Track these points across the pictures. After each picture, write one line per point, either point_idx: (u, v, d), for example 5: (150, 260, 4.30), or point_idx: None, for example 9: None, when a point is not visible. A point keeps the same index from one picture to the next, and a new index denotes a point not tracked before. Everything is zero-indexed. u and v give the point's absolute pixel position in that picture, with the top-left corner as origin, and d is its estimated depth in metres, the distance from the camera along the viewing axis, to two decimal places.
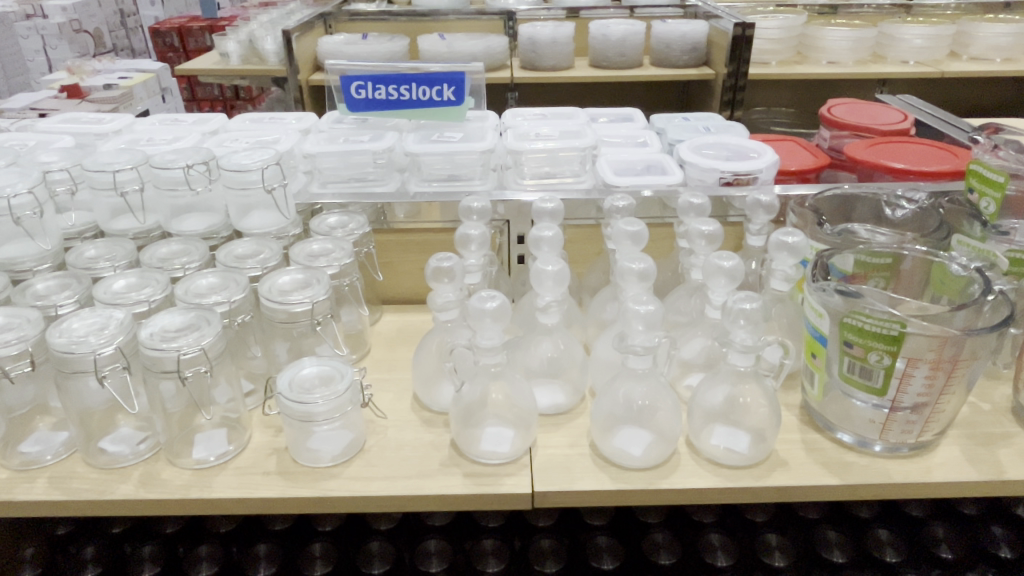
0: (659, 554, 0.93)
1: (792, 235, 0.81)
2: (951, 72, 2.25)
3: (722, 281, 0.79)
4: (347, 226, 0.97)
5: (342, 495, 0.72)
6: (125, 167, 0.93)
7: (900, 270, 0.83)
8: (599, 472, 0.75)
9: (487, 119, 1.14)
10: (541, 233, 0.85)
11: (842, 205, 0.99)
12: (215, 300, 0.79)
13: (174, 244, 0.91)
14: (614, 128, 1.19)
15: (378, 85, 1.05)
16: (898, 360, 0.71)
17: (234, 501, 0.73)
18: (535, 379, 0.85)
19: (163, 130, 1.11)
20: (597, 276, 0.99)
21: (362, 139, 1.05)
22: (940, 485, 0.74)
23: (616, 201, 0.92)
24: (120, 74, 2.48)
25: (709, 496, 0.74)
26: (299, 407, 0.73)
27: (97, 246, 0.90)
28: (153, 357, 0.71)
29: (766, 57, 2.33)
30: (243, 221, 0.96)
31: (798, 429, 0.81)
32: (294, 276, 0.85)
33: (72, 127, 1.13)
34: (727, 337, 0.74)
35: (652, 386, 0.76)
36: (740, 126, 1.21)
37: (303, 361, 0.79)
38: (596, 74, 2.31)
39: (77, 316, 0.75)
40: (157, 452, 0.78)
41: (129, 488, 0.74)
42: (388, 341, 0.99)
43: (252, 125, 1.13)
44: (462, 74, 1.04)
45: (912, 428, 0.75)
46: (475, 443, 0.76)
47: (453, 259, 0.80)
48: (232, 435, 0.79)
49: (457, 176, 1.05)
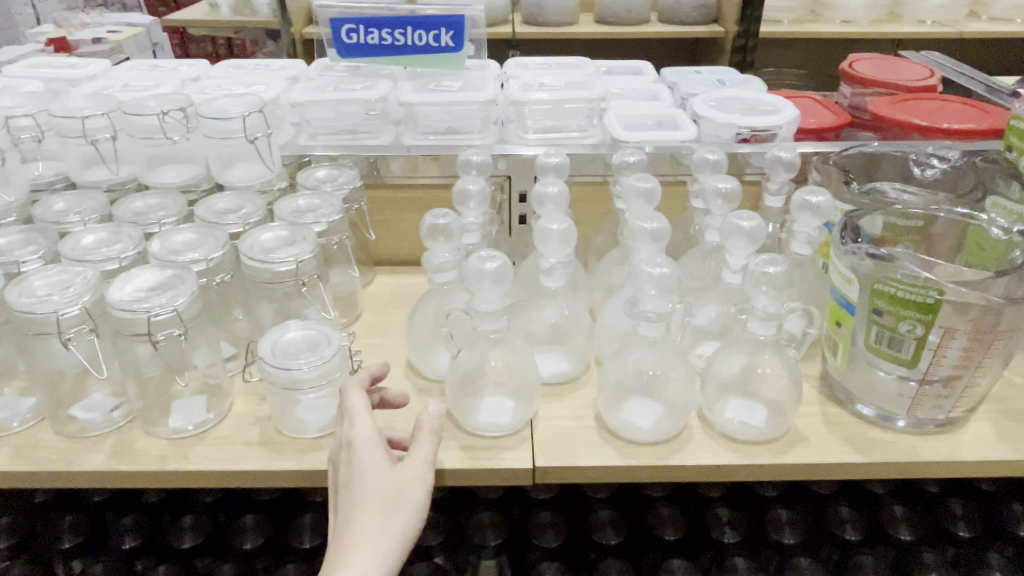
0: (664, 529, 0.89)
1: (817, 194, 0.75)
2: (969, 32, 2.15)
3: (740, 243, 0.73)
4: (337, 180, 0.90)
5: (328, 469, 0.67)
6: (96, 113, 0.86)
7: (931, 234, 0.77)
8: (606, 447, 0.70)
9: (488, 69, 1.06)
10: (545, 189, 0.79)
11: (868, 163, 0.92)
12: (192, 257, 0.73)
13: (151, 198, 0.84)
14: (624, 80, 1.11)
15: (370, 29, 0.97)
16: (932, 331, 0.66)
17: (213, 474, 0.68)
18: (536, 346, 0.80)
19: (141, 77, 1.03)
20: (605, 237, 0.93)
21: (354, 87, 0.97)
22: (971, 465, 0.69)
23: (625, 156, 0.86)
24: (109, 26, 2.35)
25: (723, 473, 0.69)
26: (283, 373, 0.67)
27: (67, 199, 0.84)
28: (123, 320, 0.65)
29: (779, 15, 2.22)
30: (225, 173, 0.89)
31: (818, 401, 0.75)
32: (278, 234, 0.78)
33: (41, 73, 1.05)
34: (748, 304, 0.68)
35: (664, 354, 0.70)
36: (757, 80, 1.13)
37: (288, 324, 0.73)
38: (602, 31, 2.20)
39: (40, 273, 0.69)
40: (132, 420, 0.73)
41: (101, 458, 0.68)
42: (382, 304, 0.93)
43: (236, 72, 1.06)
44: (462, 18, 0.96)
45: (943, 403, 0.69)
46: (472, 414, 0.71)
47: (450, 215, 0.75)
48: (213, 402, 0.74)
49: (456, 128, 0.98)
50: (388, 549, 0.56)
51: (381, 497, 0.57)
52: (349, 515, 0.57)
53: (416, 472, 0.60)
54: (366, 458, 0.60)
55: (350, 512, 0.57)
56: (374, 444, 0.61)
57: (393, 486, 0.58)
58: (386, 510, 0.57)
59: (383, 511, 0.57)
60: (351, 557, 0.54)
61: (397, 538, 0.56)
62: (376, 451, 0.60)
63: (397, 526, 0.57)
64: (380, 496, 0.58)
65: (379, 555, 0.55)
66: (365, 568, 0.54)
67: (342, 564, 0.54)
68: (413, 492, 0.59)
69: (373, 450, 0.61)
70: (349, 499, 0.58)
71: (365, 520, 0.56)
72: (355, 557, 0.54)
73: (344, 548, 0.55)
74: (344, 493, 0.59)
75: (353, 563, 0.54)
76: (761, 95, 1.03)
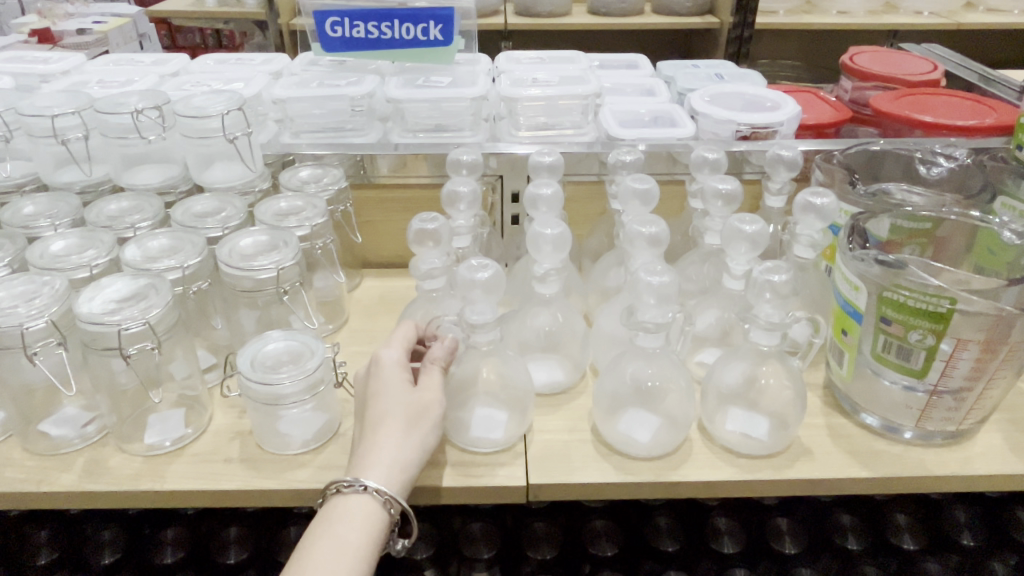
0: (662, 541, 0.86)
1: (821, 196, 0.72)
2: (967, 24, 2.12)
3: (742, 248, 0.70)
4: (322, 180, 0.87)
5: (311, 489, 0.64)
6: (66, 112, 0.82)
7: (939, 237, 0.74)
8: (603, 462, 0.67)
9: (478, 63, 1.03)
10: (538, 191, 0.75)
11: (871, 162, 0.89)
12: (167, 265, 0.69)
13: (125, 201, 0.80)
14: (619, 75, 1.08)
15: (356, 22, 0.93)
16: (944, 341, 0.63)
17: (189, 494, 0.64)
18: (530, 354, 0.76)
19: (116, 72, 0.99)
20: (600, 239, 0.90)
21: (339, 83, 0.93)
22: (982, 478, 0.66)
23: (621, 155, 0.83)
24: (93, 17, 2.28)
25: (724, 488, 0.66)
26: (264, 387, 0.64)
27: (37, 202, 0.80)
28: (91, 333, 0.62)
29: (774, 6, 2.18)
30: (203, 174, 0.85)
31: (822, 412, 0.73)
32: (258, 238, 0.75)
33: (12, 67, 1.00)
34: (750, 313, 0.65)
35: (663, 365, 0.67)
36: (756, 74, 1.10)
37: (269, 335, 0.70)
38: (596, 22, 2.16)
39: (5, 283, 0.65)
40: (105, 435, 0.69)
41: (71, 478, 0.65)
42: (369, 309, 0.90)
43: (217, 67, 1.02)
44: (451, 11, 0.92)
45: (953, 415, 0.67)
46: (464, 431, 0.67)
47: (439, 220, 0.71)
48: (191, 416, 0.70)
49: (445, 125, 0.94)
50: (409, 457, 0.58)
51: (406, 410, 0.60)
52: (373, 424, 0.59)
53: (438, 393, 0.62)
54: (391, 376, 0.62)
55: (375, 421, 0.59)
56: (399, 365, 0.63)
57: (415, 402, 0.60)
58: (410, 422, 0.59)
59: (407, 422, 0.59)
60: (376, 461, 0.57)
61: (418, 449, 0.59)
62: (401, 372, 0.63)
63: (418, 438, 0.59)
64: (404, 410, 0.60)
65: (401, 461, 0.57)
66: (390, 470, 0.56)
67: (367, 465, 0.56)
68: (434, 409, 0.61)
69: (399, 371, 0.63)
70: (374, 409, 0.60)
71: (390, 428, 0.58)
72: (381, 460, 0.56)
73: (369, 452, 0.57)
74: (369, 406, 0.61)
75: (378, 465, 0.56)
76: (761, 90, 0.99)
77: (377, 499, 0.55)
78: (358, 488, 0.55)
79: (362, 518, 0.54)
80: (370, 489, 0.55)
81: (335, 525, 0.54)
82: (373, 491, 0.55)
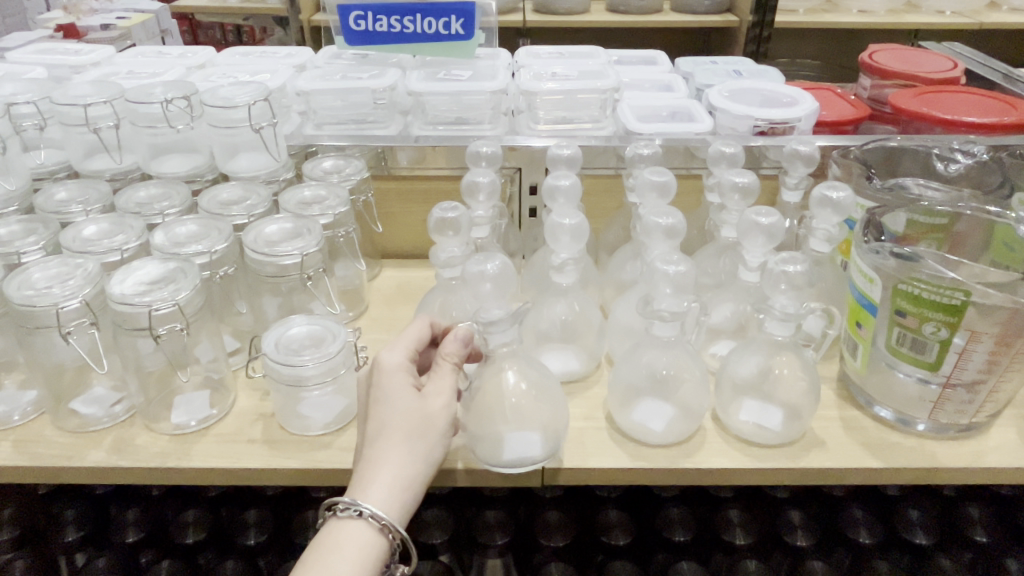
0: (673, 531, 0.87)
1: (839, 189, 0.72)
2: (990, 23, 2.10)
3: (758, 240, 0.71)
4: (344, 171, 0.88)
5: (331, 469, 0.66)
6: (98, 101, 0.84)
7: (955, 233, 0.75)
8: (617, 450, 0.68)
9: (498, 57, 1.04)
10: (557, 182, 0.76)
11: (888, 158, 0.90)
12: (195, 250, 0.71)
13: (153, 188, 0.82)
14: (638, 70, 1.08)
15: (379, 16, 0.94)
16: (957, 334, 0.64)
17: (214, 471, 0.66)
18: (546, 344, 0.77)
19: (145, 64, 1.01)
20: (617, 232, 0.91)
21: (361, 76, 0.95)
22: (995, 472, 0.66)
23: (639, 149, 0.84)
24: (119, 12, 2.31)
25: (737, 477, 0.67)
26: (287, 369, 0.66)
27: (69, 188, 0.82)
28: (123, 314, 0.64)
29: (794, 6, 2.18)
30: (229, 163, 0.87)
31: (836, 404, 0.73)
32: (283, 226, 0.77)
33: (45, 59, 1.03)
34: (765, 303, 0.66)
35: (677, 354, 0.68)
36: (774, 71, 1.10)
37: (292, 320, 0.72)
38: (615, 19, 2.16)
39: (40, 265, 0.67)
40: (133, 415, 0.72)
41: (100, 454, 0.67)
42: (389, 298, 0.92)
43: (242, 60, 1.04)
44: (473, 6, 0.93)
45: (966, 409, 0.67)
46: (499, 452, 0.64)
47: (459, 209, 0.73)
48: (215, 398, 0.72)
49: (465, 118, 0.95)
50: (412, 473, 0.57)
51: (408, 421, 0.59)
52: (375, 437, 0.58)
53: (443, 402, 0.61)
54: (394, 383, 0.61)
55: (376, 433, 0.58)
56: (403, 370, 0.62)
57: (418, 412, 0.59)
58: (412, 433, 0.58)
59: (409, 434, 0.58)
60: (377, 480, 0.56)
61: (421, 463, 0.58)
62: (404, 377, 0.62)
63: (421, 451, 0.58)
64: (406, 421, 0.59)
65: (403, 478, 0.57)
66: (391, 489, 0.56)
67: (368, 485, 0.55)
68: (439, 420, 0.60)
69: (402, 377, 0.62)
70: (375, 420, 0.59)
71: (391, 442, 0.57)
72: (382, 479, 0.56)
73: (370, 469, 0.57)
74: (371, 415, 0.60)
75: (379, 485, 0.56)
76: (779, 86, 1.00)
77: (374, 526, 0.55)
78: (355, 513, 0.55)
79: (358, 545, 0.54)
80: (365, 515, 0.54)
81: (330, 553, 0.54)
82: (369, 516, 0.54)
